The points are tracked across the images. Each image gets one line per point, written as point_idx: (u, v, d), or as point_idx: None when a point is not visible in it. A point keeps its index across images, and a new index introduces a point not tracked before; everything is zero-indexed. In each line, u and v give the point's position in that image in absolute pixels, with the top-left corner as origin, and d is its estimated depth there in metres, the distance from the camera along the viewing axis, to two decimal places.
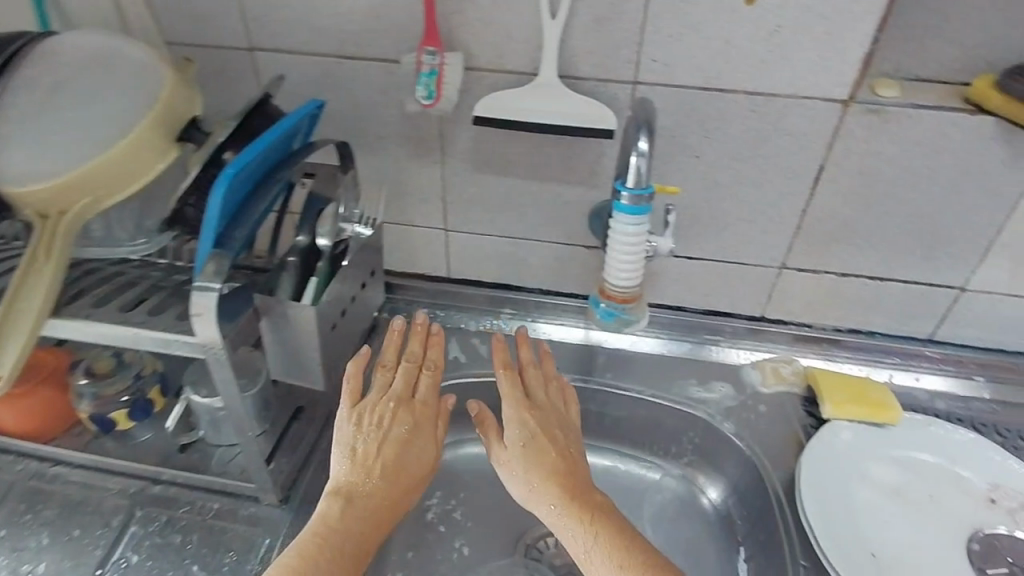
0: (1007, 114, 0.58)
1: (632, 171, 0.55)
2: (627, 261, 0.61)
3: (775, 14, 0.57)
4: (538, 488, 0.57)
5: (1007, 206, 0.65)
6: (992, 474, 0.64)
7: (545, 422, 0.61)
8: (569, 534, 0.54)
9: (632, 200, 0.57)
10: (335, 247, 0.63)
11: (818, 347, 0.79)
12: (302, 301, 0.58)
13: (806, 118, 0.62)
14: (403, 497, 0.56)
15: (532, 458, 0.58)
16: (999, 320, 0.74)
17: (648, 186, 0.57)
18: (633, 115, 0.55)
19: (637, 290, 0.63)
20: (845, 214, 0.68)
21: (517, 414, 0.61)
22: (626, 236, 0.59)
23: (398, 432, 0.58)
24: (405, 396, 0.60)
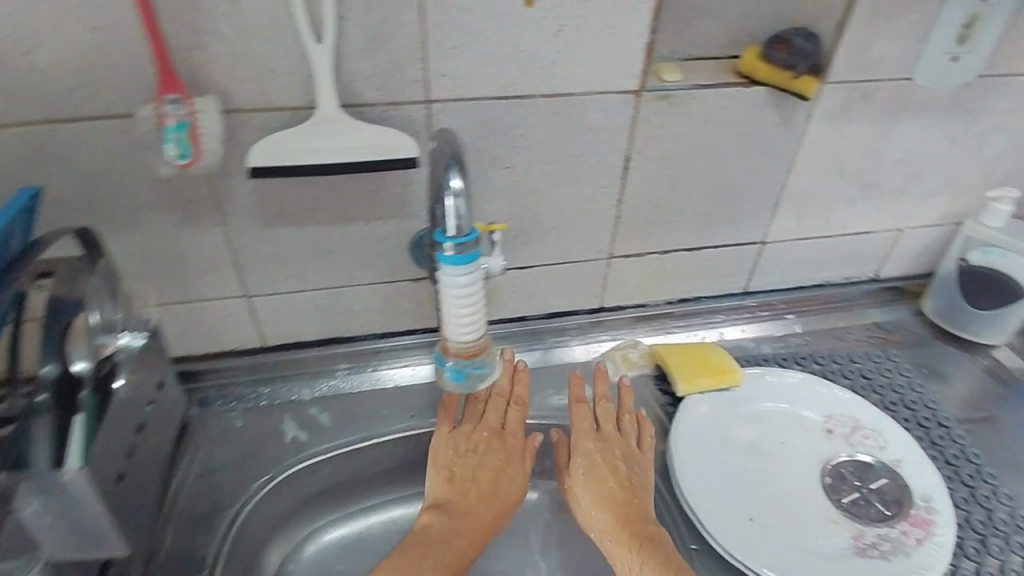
0: (777, 83, 0.63)
1: (450, 220, 0.51)
2: (469, 319, 0.58)
3: (556, 13, 0.54)
4: (593, 511, 0.59)
5: (787, 163, 0.70)
6: (824, 407, 0.70)
7: (610, 453, 0.62)
8: (619, 556, 0.57)
9: (456, 249, 0.53)
10: (96, 370, 0.50)
11: (657, 323, 0.82)
12: (68, 464, 0.44)
13: (604, 112, 0.61)
14: (496, 518, 0.59)
15: (592, 484, 0.60)
16: (796, 262, 0.82)
17: (473, 232, 0.53)
18: (440, 152, 0.50)
19: (479, 341, 0.62)
20: (655, 197, 0.70)
21: (583, 445, 0.63)
22: (460, 287, 0.55)
23: (491, 460, 0.61)
24: (497, 426, 0.63)
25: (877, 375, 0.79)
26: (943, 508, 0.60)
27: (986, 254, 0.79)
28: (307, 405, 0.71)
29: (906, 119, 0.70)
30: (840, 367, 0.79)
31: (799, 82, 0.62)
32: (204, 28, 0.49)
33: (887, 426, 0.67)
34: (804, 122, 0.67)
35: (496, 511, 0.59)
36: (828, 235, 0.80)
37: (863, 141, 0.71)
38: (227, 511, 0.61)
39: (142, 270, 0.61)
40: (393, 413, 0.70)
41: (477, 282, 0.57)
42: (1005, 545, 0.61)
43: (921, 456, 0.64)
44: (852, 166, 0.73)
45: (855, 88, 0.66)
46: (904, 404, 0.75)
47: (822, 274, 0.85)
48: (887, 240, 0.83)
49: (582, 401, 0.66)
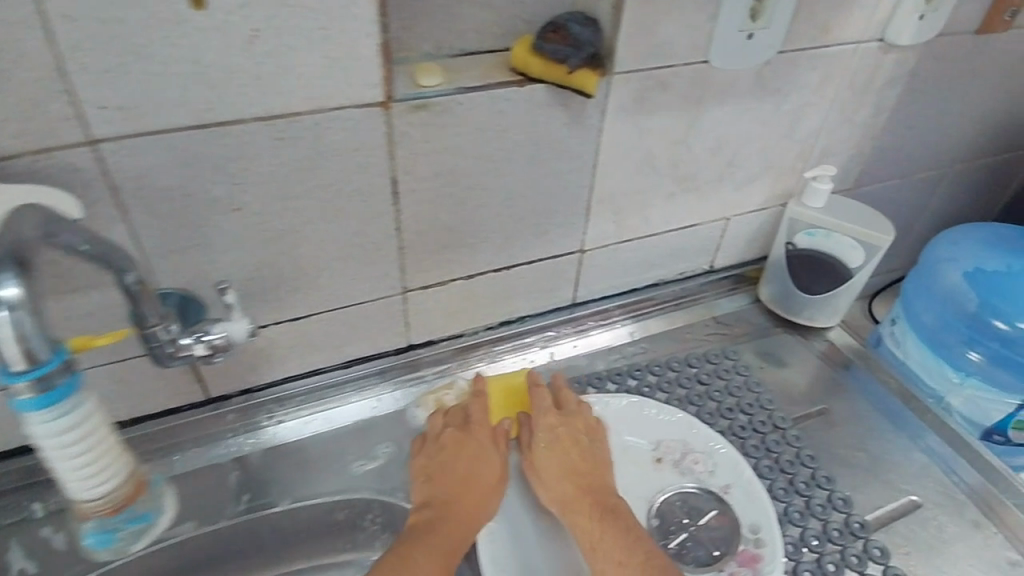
0: (555, 80, 0.53)
1: (6, 344, 0.39)
2: (94, 477, 0.46)
3: (242, 16, 0.41)
4: (552, 486, 0.57)
5: (588, 165, 0.62)
6: (653, 431, 0.63)
7: (546, 439, 0.59)
8: (580, 531, 0.54)
9: (34, 389, 0.41)
10: None
11: (478, 353, 0.72)
12: None
13: (348, 132, 0.50)
14: (474, 510, 0.56)
15: (545, 465, 0.58)
16: (623, 265, 0.74)
17: (55, 353, 0.42)
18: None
19: (132, 488, 0.51)
20: (442, 219, 0.59)
21: (550, 419, 0.60)
22: (65, 442, 0.44)
23: (461, 459, 0.58)
24: (463, 424, 0.61)
25: (715, 378, 0.73)
26: (770, 539, 0.55)
27: (811, 236, 0.76)
28: (39, 524, 0.57)
29: (711, 105, 0.64)
30: (677, 375, 0.73)
31: (576, 77, 0.52)
32: None
33: (717, 446, 0.61)
34: (597, 119, 0.58)
35: (468, 513, 0.55)
36: (653, 233, 0.73)
37: (669, 133, 0.64)
38: None
39: None
40: None
41: (92, 425, 0.45)
42: (841, 561, 0.58)
43: (749, 478, 0.59)
44: (662, 160, 0.66)
45: (648, 76, 0.58)
46: (742, 408, 0.70)
47: (654, 273, 0.79)
48: (714, 230, 0.78)
49: (539, 383, 0.63)
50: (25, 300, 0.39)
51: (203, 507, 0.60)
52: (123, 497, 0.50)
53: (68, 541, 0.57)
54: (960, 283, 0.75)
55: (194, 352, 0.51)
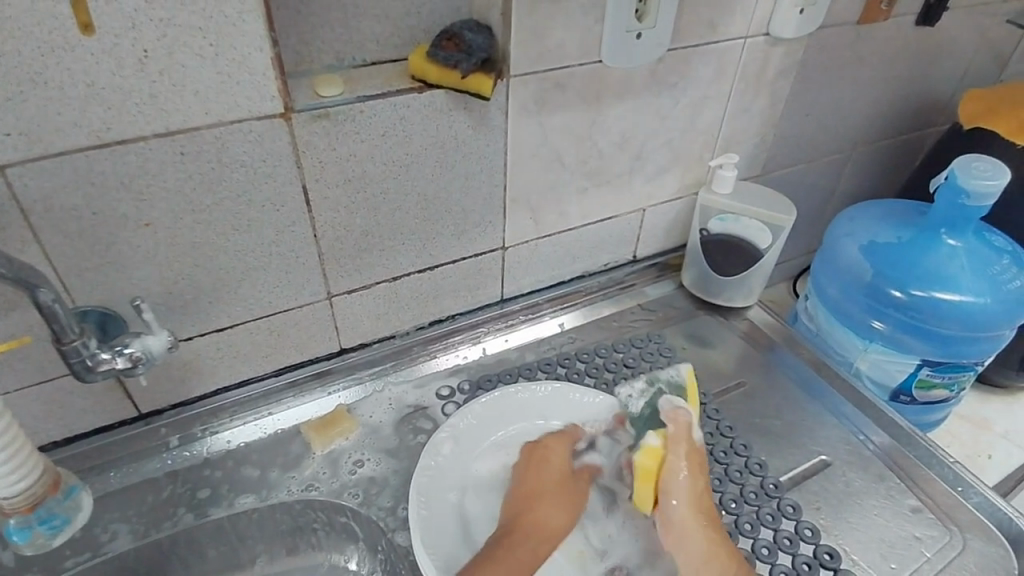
0: (452, 84, 0.56)
1: None
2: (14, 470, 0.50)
3: (130, 37, 0.43)
4: (686, 499, 0.54)
5: (498, 166, 0.65)
6: (577, 416, 0.65)
7: (677, 464, 0.55)
8: (692, 531, 0.53)
9: None
10: None
11: (411, 354, 0.74)
12: None
13: (251, 143, 0.51)
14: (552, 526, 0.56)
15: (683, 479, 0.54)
16: (548, 259, 0.78)
17: None
18: None
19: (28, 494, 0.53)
20: (357, 224, 0.61)
21: (678, 474, 0.55)
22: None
23: (545, 497, 0.57)
24: (557, 486, 0.58)
25: (640, 361, 0.77)
26: None
27: (723, 221, 0.81)
28: None
29: (612, 102, 0.68)
30: (605, 361, 0.76)
31: (470, 81, 0.56)
32: None
33: None
34: (500, 119, 0.62)
35: (534, 532, 0.55)
36: (572, 227, 0.76)
37: (573, 130, 0.67)
38: None
39: None
40: (91, 535, 0.58)
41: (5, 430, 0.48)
42: (756, 520, 0.62)
43: None
44: (571, 156, 0.69)
45: (544, 77, 0.61)
46: None
47: (580, 265, 0.82)
48: (633, 221, 0.81)
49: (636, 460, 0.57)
50: None
51: (138, 522, 0.59)
52: (44, 493, 0.54)
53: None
54: (891, 333, 0.77)
55: (114, 366, 0.51)
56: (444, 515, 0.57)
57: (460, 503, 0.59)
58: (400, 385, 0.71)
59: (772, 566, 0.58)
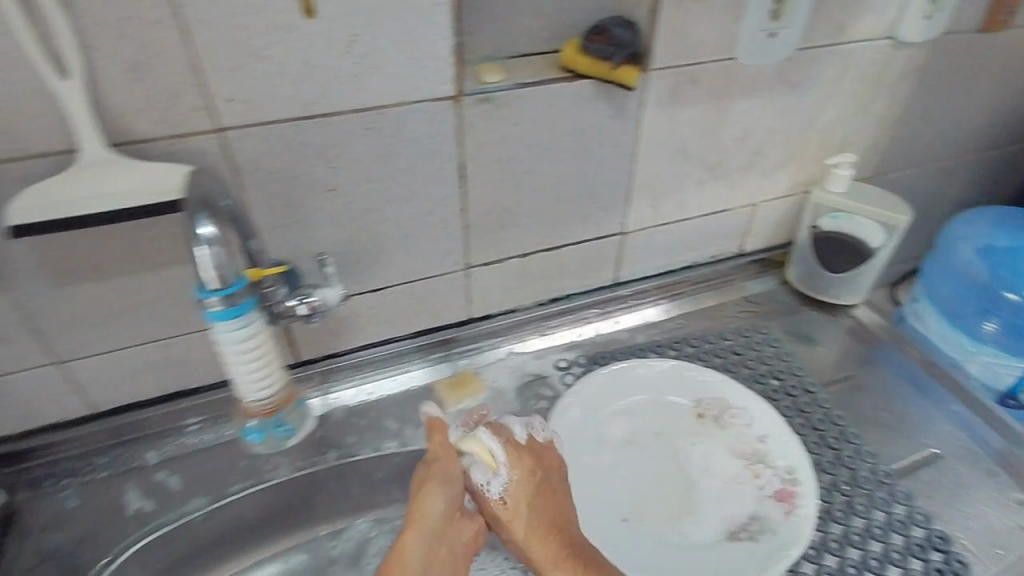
0: (599, 75, 0.61)
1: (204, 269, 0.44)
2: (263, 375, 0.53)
3: (346, 23, 0.50)
4: (539, 536, 0.54)
5: (629, 153, 0.69)
6: (694, 392, 0.70)
7: (541, 496, 0.54)
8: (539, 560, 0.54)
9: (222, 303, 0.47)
10: None
11: (529, 328, 0.79)
12: None
13: (425, 122, 0.58)
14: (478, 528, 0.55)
15: (544, 513, 0.54)
16: (661, 248, 0.82)
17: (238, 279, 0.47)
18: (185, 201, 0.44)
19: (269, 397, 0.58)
20: (499, 201, 0.67)
21: (528, 503, 0.54)
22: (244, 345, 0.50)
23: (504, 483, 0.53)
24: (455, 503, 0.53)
25: (748, 349, 0.80)
26: (805, 478, 0.62)
27: (835, 220, 0.83)
28: (152, 470, 0.64)
29: (738, 97, 0.71)
30: (713, 347, 0.79)
31: (619, 72, 0.61)
32: None
33: (753, 402, 0.68)
34: (637, 109, 0.66)
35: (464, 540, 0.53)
36: (687, 217, 0.80)
37: (700, 123, 0.71)
38: None
39: None
40: (255, 464, 0.66)
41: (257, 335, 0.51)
42: (870, 502, 0.64)
43: (785, 428, 0.66)
44: (695, 148, 0.73)
45: (681, 72, 0.66)
46: (774, 374, 0.77)
47: (689, 255, 0.85)
48: (744, 215, 0.84)
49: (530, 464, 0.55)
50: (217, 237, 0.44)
51: (294, 457, 0.66)
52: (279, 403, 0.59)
53: (178, 483, 0.64)
54: (1001, 336, 0.77)
55: (296, 311, 0.58)
56: (575, 470, 0.63)
57: (587, 459, 0.64)
58: (519, 356, 0.77)
59: (886, 545, 0.60)
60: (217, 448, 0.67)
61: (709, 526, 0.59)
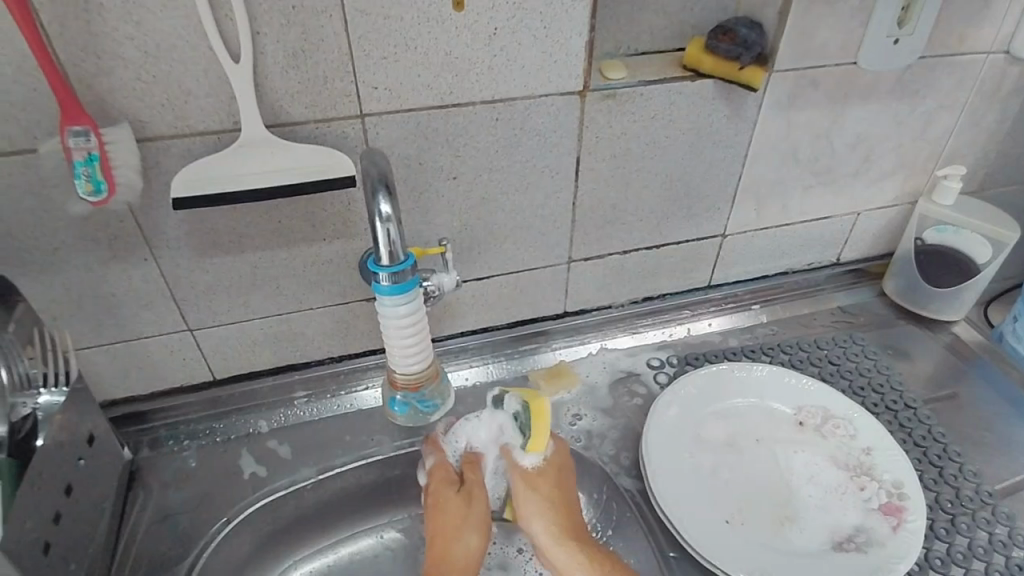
0: (723, 76, 0.61)
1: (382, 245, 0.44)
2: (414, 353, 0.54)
3: (489, 15, 0.52)
4: (556, 550, 0.57)
5: (741, 155, 0.69)
6: (795, 400, 0.69)
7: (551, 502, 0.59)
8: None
9: (392, 279, 0.47)
10: (14, 433, 0.42)
11: (622, 324, 0.79)
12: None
13: (549, 115, 0.59)
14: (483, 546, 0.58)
15: (562, 524, 0.58)
16: (758, 252, 0.81)
17: (409, 255, 0.47)
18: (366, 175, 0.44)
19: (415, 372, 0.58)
20: (610, 197, 0.67)
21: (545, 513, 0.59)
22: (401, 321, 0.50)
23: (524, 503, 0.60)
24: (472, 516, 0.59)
25: (845, 359, 0.78)
26: (914, 493, 0.60)
27: (941, 232, 0.81)
28: (265, 438, 0.68)
29: (856, 102, 0.70)
30: (809, 355, 0.78)
31: (746, 73, 0.61)
32: (107, 52, 0.45)
33: (857, 413, 0.67)
34: (754, 111, 0.66)
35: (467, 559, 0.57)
36: (788, 223, 0.79)
37: (814, 127, 0.70)
38: (183, 563, 0.58)
39: (67, 311, 0.57)
40: (359, 440, 0.68)
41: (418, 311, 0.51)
42: (972, 522, 0.62)
43: (892, 441, 0.65)
44: (805, 153, 0.72)
45: (802, 74, 0.65)
46: (873, 388, 0.75)
47: (785, 262, 0.84)
48: (845, 223, 0.82)
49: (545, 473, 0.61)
50: (393, 213, 0.44)
51: (395, 436, 0.68)
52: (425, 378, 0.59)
53: (288, 452, 0.67)
54: None
55: None
56: (676, 468, 0.63)
57: (688, 458, 0.65)
58: (611, 353, 0.77)
59: (987, 564, 0.59)
60: (322, 422, 0.69)
61: (815, 535, 0.60)
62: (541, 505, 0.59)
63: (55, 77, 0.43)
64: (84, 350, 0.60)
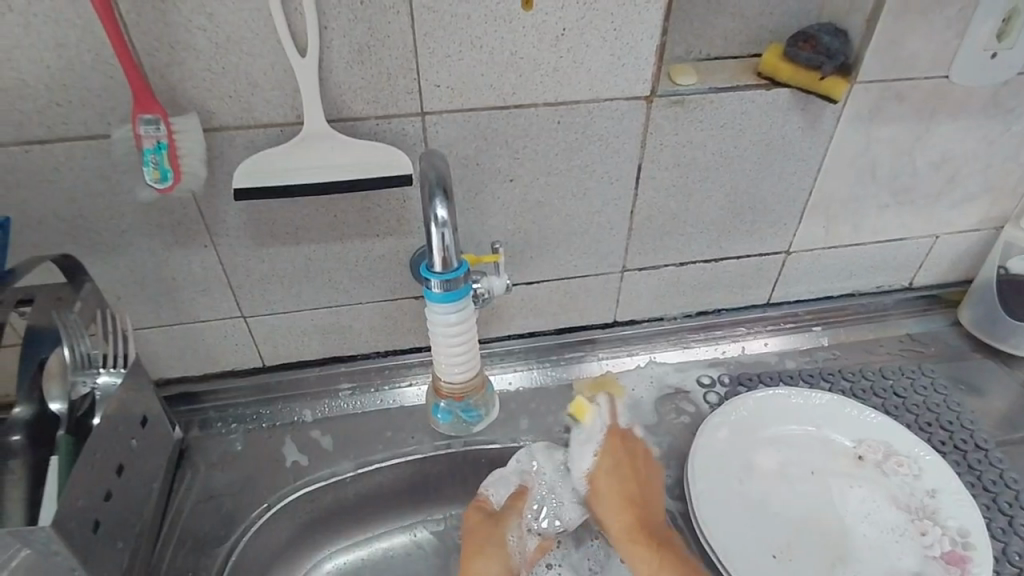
0: (801, 85, 0.58)
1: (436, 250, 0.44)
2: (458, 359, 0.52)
3: (558, 16, 0.50)
4: (622, 521, 0.59)
5: (813, 169, 0.65)
6: (855, 432, 0.66)
7: (619, 479, 0.60)
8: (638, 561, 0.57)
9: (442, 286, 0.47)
10: (74, 410, 0.45)
11: (674, 337, 0.77)
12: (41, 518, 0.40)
13: (613, 120, 0.57)
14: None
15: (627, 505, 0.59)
16: (824, 272, 0.77)
17: (463, 262, 0.46)
18: (424, 179, 0.44)
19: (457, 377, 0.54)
20: (670, 207, 0.65)
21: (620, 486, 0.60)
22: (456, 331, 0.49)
23: (604, 479, 0.60)
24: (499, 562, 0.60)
25: (911, 391, 0.74)
26: (980, 543, 0.56)
27: None
28: (308, 427, 0.68)
29: (943, 119, 0.65)
30: (872, 384, 0.74)
31: (827, 83, 0.58)
32: (180, 42, 0.46)
33: (924, 452, 0.63)
34: (831, 123, 0.62)
35: None
36: (860, 242, 0.75)
37: (895, 143, 0.66)
38: (224, 544, 0.60)
39: (129, 291, 0.58)
40: (399, 437, 0.68)
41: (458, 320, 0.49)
42: None
43: (959, 484, 0.60)
44: (884, 170, 0.68)
45: (885, 87, 0.61)
46: (941, 424, 0.70)
47: (852, 283, 0.79)
48: (921, 246, 0.77)
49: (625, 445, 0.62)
50: (450, 219, 0.43)
51: (436, 435, 0.68)
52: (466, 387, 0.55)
53: (330, 443, 0.67)
54: None
55: None
56: (723, 494, 0.61)
57: (736, 484, 0.62)
58: (661, 367, 0.75)
59: None
60: (365, 415, 0.70)
61: None
62: (609, 476, 0.60)
63: (129, 65, 0.44)
64: (144, 330, 0.62)
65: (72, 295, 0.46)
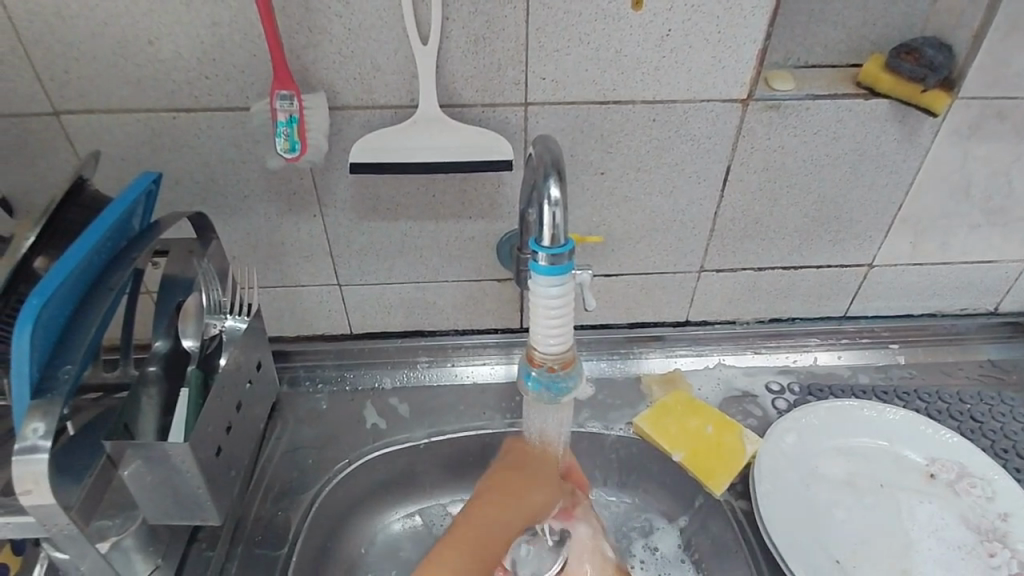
0: (902, 96, 0.59)
1: (543, 226, 0.46)
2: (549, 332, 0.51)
3: (665, 17, 0.52)
4: None
5: (904, 182, 0.65)
6: (928, 450, 0.65)
7: None
8: None
9: (549, 260, 0.47)
10: (203, 348, 0.51)
11: (745, 342, 0.77)
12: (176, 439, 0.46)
13: (707, 121, 0.59)
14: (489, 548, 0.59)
15: None
16: (905, 288, 0.76)
17: (568, 242, 0.47)
18: (538, 163, 0.47)
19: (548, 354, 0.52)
20: (754, 210, 0.66)
21: None
22: (550, 306, 0.49)
23: None
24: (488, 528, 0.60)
25: (990, 418, 0.72)
26: None
27: None
28: (387, 394, 0.73)
29: None
30: (949, 406, 0.73)
31: (928, 96, 0.58)
32: (317, 27, 0.51)
33: (996, 475, 0.62)
34: (928, 137, 0.62)
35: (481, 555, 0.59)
36: (946, 261, 0.73)
37: (995, 161, 0.65)
38: (307, 492, 0.65)
39: (244, 253, 0.64)
40: (471, 411, 0.71)
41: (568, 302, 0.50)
42: None
43: None
44: (979, 189, 0.67)
45: (989, 104, 0.60)
46: (1019, 452, 0.68)
47: (935, 303, 0.78)
48: (1012, 271, 0.75)
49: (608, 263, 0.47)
50: (561, 200, 0.46)
51: (505, 414, 0.71)
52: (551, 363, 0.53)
53: (406, 411, 0.71)
54: None
55: None
56: (787, 496, 0.62)
57: (801, 488, 0.63)
58: (730, 369, 0.76)
59: None
60: (439, 388, 0.73)
61: None
62: None
63: (275, 46, 0.49)
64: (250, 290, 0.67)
65: (201, 247, 0.52)
